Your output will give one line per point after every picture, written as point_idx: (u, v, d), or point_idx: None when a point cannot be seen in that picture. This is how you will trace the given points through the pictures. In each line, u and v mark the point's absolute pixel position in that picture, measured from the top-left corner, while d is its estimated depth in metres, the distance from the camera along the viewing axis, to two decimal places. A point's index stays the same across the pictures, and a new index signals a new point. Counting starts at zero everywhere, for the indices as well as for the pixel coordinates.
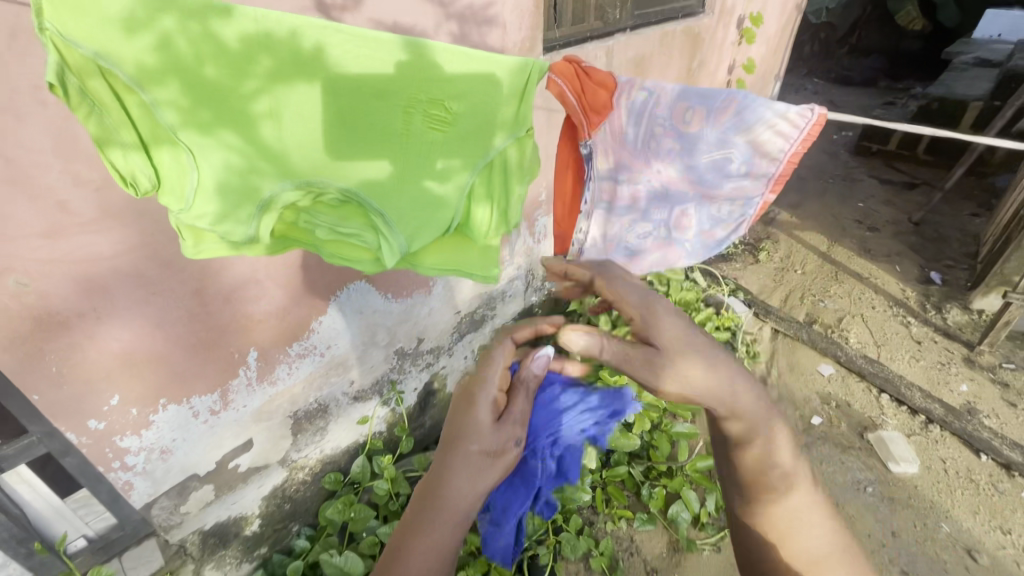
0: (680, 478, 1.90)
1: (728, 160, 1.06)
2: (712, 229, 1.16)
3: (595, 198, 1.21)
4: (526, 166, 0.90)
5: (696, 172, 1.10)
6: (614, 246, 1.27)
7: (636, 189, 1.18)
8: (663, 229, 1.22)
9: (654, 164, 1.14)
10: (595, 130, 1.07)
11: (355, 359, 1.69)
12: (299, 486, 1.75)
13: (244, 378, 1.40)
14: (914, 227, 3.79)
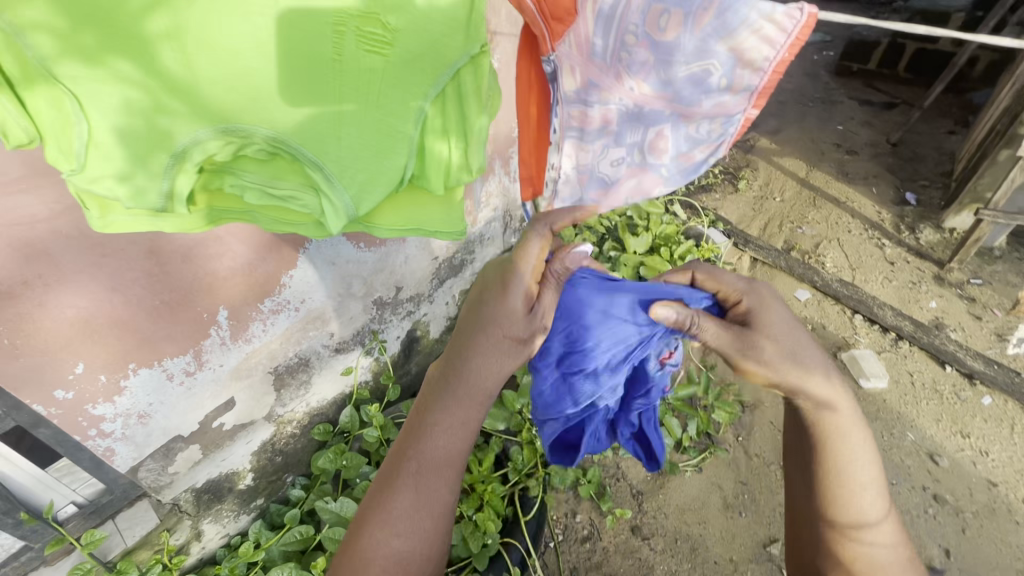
0: (662, 407, 1.95)
1: (708, 73, 0.94)
2: (689, 151, 1.07)
3: (564, 123, 1.15)
4: (483, 94, 0.85)
5: (672, 88, 0.99)
6: (588, 176, 1.23)
7: (607, 109, 1.10)
8: (637, 153, 1.14)
9: (626, 81, 1.04)
10: (558, 42, 1.01)
11: (332, 311, 1.65)
12: (288, 440, 1.75)
13: (216, 337, 1.35)
14: (891, 148, 3.77)
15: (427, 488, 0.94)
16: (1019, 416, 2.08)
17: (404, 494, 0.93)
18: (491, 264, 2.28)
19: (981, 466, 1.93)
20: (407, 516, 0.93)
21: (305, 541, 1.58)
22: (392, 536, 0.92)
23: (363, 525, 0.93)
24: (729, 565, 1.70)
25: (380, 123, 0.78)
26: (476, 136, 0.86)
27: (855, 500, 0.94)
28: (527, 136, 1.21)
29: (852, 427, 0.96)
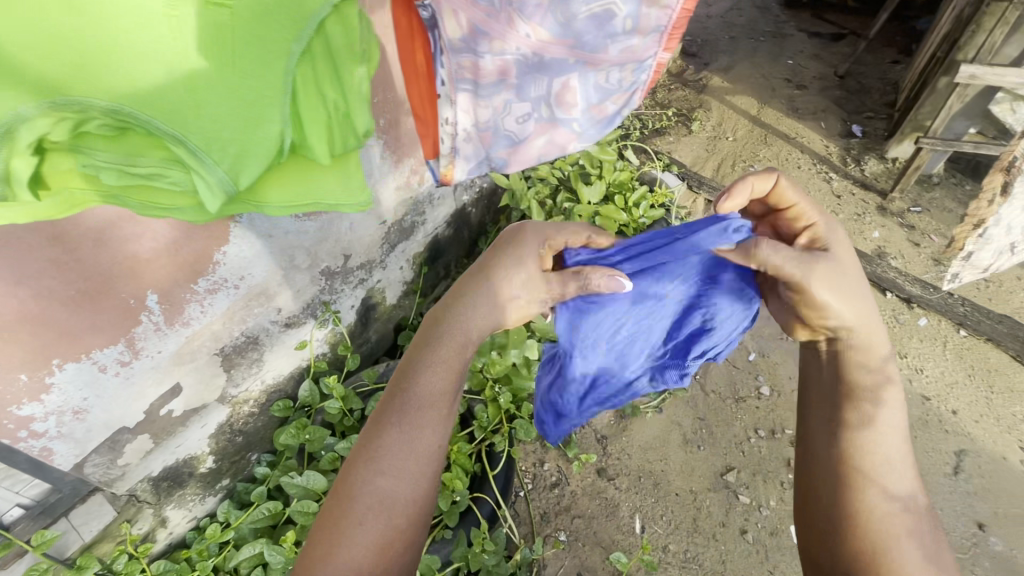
0: None
1: (612, 13, 0.86)
2: (602, 101, 1.00)
3: (455, 74, 0.95)
4: (354, 49, 0.81)
5: (574, 31, 0.89)
6: (492, 134, 1.06)
7: (505, 59, 0.93)
8: (544, 108, 1.02)
9: (520, 26, 0.88)
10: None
11: (276, 286, 1.58)
12: (247, 419, 1.71)
13: (149, 323, 1.27)
14: (839, 81, 3.79)
15: (418, 427, 0.96)
16: (951, 334, 2.22)
17: (394, 433, 0.94)
18: (444, 224, 2.20)
19: (916, 383, 2.07)
20: (399, 454, 0.93)
21: (273, 516, 1.58)
22: (381, 473, 0.91)
23: (352, 466, 0.93)
24: (689, 495, 1.80)
25: (242, 84, 0.70)
26: (354, 92, 0.83)
27: (880, 443, 0.97)
28: (415, 92, 1.01)
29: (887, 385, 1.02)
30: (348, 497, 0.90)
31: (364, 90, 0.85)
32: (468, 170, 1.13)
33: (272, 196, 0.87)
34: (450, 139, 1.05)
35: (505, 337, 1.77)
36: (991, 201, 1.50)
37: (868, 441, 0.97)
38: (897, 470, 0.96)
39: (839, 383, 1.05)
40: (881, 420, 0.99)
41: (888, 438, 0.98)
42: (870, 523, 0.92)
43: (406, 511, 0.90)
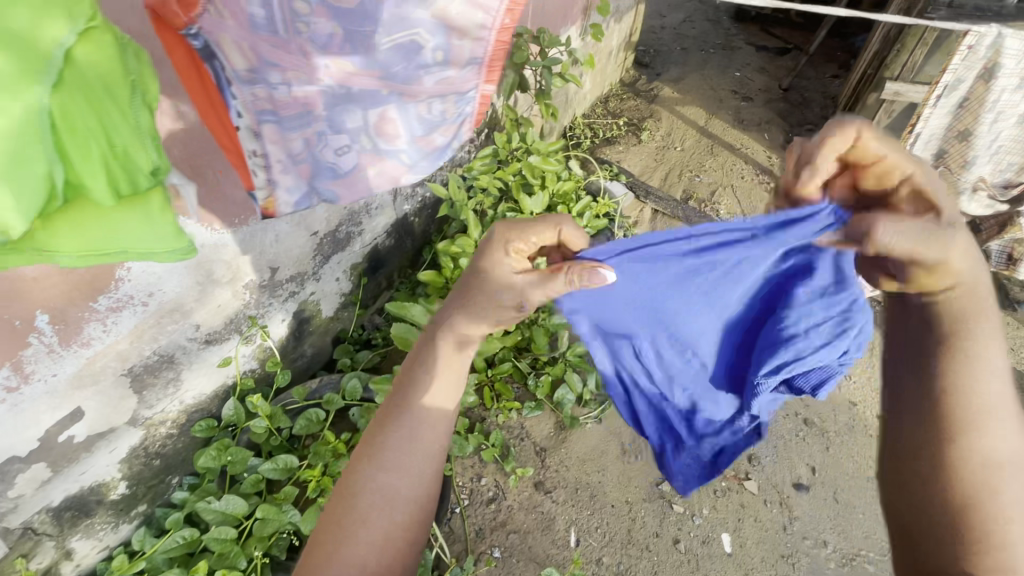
0: (561, 365, 1.98)
1: (421, 44, 0.72)
2: (434, 138, 0.84)
3: (251, 105, 0.73)
4: (131, 86, 0.68)
5: (377, 62, 0.73)
6: (313, 170, 0.84)
7: (303, 92, 0.74)
8: (366, 140, 0.82)
9: (316, 56, 0.71)
10: (195, 9, 0.64)
11: (193, 301, 1.50)
12: (165, 441, 1.62)
13: (39, 345, 1.19)
14: (782, 94, 3.93)
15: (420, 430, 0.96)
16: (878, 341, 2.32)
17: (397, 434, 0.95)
18: (384, 233, 2.14)
19: (844, 389, 2.15)
20: (399, 453, 0.94)
21: (189, 544, 1.50)
22: (387, 474, 0.92)
23: (359, 459, 0.94)
24: (625, 506, 1.81)
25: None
26: (136, 126, 0.69)
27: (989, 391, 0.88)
28: (216, 124, 0.79)
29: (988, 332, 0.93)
30: (353, 494, 0.90)
31: (149, 124, 0.71)
32: (296, 208, 0.88)
33: (61, 244, 0.75)
34: (262, 175, 0.81)
35: None
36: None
37: (971, 391, 0.88)
38: (1004, 419, 0.87)
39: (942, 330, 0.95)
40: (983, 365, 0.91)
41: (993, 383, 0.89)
42: (973, 471, 0.83)
43: (407, 509, 0.91)
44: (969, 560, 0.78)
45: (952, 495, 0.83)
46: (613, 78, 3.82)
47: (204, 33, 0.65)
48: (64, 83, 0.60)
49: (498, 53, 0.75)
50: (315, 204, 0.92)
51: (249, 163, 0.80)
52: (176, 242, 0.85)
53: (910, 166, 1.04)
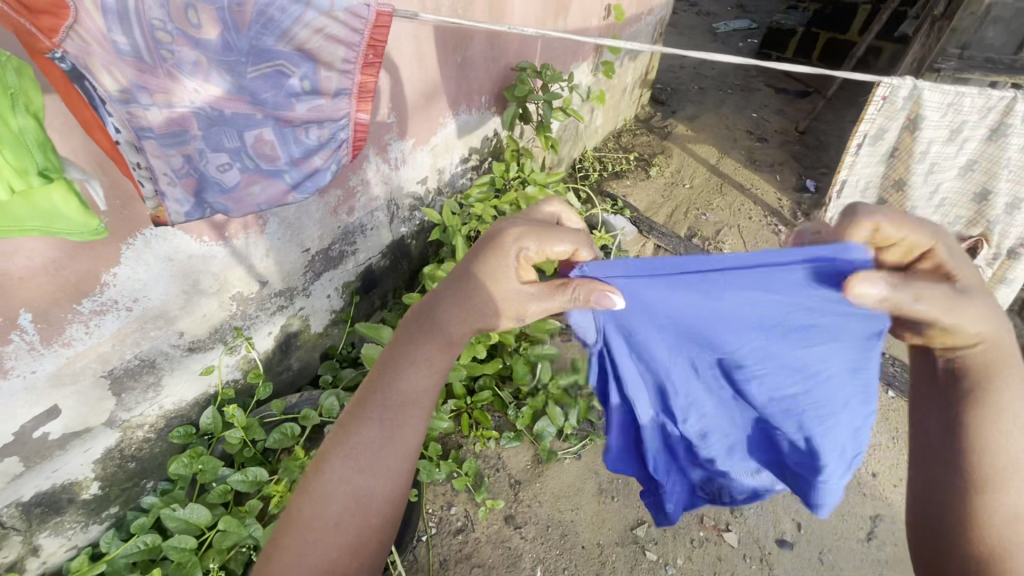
0: (543, 396, 1.92)
1: (286, 75, 0.91)
2: (307, 155, 1.01)
3: (130, 124, 0.84)
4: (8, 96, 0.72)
5: (247, 89, 0.90)
6: (198, 181, 0.96)
7: (177, 112, 0.86)
8: (246, 159, 0.98)
9: (184, 81, 0.85)
10: (58, 35, 0.72)
11: (178, 309, 1.55)
12: (141, 445, 1.65)
13: (21, 343, 1.25)
14: (798, 136, 3.90)
15: (395, 431, 0.85)
16: (880, 394, 2.23)
17: (373, 433, 0.85)
18: (379, 254, 2.18)
19: None
20: (375, 455, 0.84)
21: (150, 550, 1.52)
22: (358, 472, 0.83)
23: (329, 454, 0.84)
24: (596, 549, 1.74)
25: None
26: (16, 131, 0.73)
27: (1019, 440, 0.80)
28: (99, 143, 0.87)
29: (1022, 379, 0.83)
30: (317, 497, 0.81)
31: (33, 131, 0.75)
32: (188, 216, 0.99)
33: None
34: (150, 185, 0.92)
35: None
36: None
37: (994, 446, 0.81)
38: None
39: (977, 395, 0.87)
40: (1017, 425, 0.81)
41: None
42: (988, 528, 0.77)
43: (381, 510, 0.84)
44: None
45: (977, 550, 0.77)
46: (627, 114, 3.88)
47: (70, 57, 0.74)
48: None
49: (355, 86, 0.95)
50: (206, 215, 1.03)
51: (134, 175, 0.90)
52: (85, 230, 0.90)
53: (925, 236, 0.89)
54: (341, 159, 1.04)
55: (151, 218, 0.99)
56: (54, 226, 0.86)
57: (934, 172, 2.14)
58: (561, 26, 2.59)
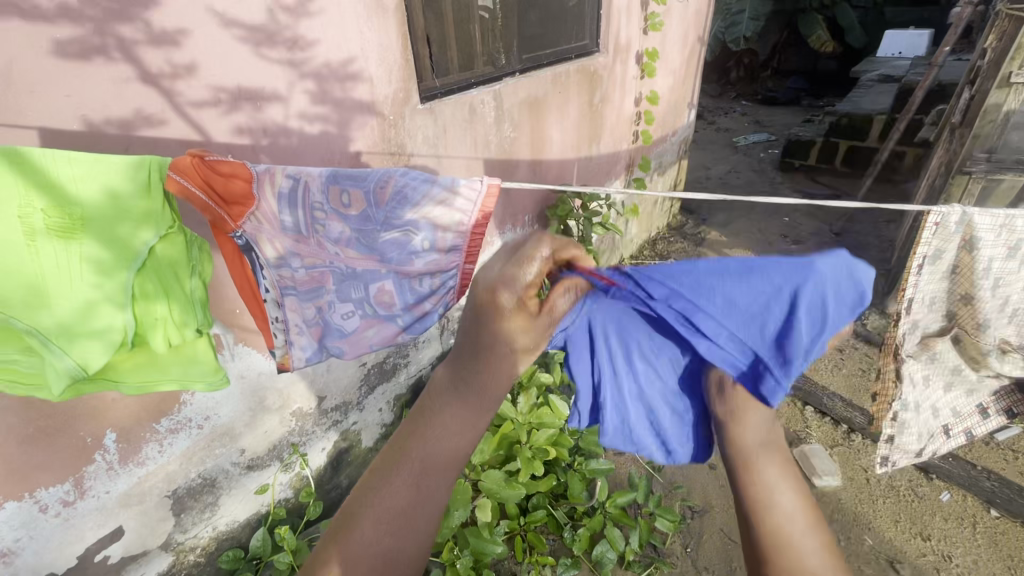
0: (600, 517, 1.81)
1: (409, 238, 0.99)
2: (419, 300, 1.08)
3: (278, 284, 1.09)
4: (183, 262, 0.97)
5: (377, 251, 1.02)
6: (322, 330, 1.15)
7: (317, 271, 1.08)
8: (367, 306, 1.11)
9: (329, 246, 1.04)
10: (242, 219, 1.00)
11: (244, 426, 1.60)
12: (191, 569, 1.63)
13: (101, 463, 1.31)
14: (834, 237, 3.95)
15: (428, 493, 0.70)
16: (981, 514, 1.98)
17: (403, 487, 0.70)
18: (430, 366, 2.23)
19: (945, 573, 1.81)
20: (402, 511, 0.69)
21: None
22: (388, 534, 0.68)
23: (358, 508, 0.70)
24: None
25: (77, 297, 0.87)
26: (190, 293, 1.00)
27: (794, 499, 0.73)
28: (249, 301, 1.12)
29: (761, 426, 0.79)
30: (341, 562, 0.67)
31: (199, 292, 1.02)
32: (308, 361, 1.18)
33: (124, 378, 1.02)
34: (281, 338, 1.14)
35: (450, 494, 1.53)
36: (895, 380, 1.37)
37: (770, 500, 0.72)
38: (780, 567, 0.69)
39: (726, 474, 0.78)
40: (776, 487, 0.73)
41: (788, 508, 0.72)
42: None
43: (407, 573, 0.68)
44: None
45: None
46: (660, 223, 4.06)
47: (246, 234, 1.02)
48: (143, 269, 0.92)
49: (466, 247, 1.00)
50: (324, 358, 1.21)
51: (272, 327, 1.12)
52: (212, 376, 1.09)
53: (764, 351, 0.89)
54: (448, 302, 1.08)
55: (277, 365, 1.17)
56: (188, 371, 1.06)
57: (1000, 285, 1.26)
58: (595, 152, 2.84)
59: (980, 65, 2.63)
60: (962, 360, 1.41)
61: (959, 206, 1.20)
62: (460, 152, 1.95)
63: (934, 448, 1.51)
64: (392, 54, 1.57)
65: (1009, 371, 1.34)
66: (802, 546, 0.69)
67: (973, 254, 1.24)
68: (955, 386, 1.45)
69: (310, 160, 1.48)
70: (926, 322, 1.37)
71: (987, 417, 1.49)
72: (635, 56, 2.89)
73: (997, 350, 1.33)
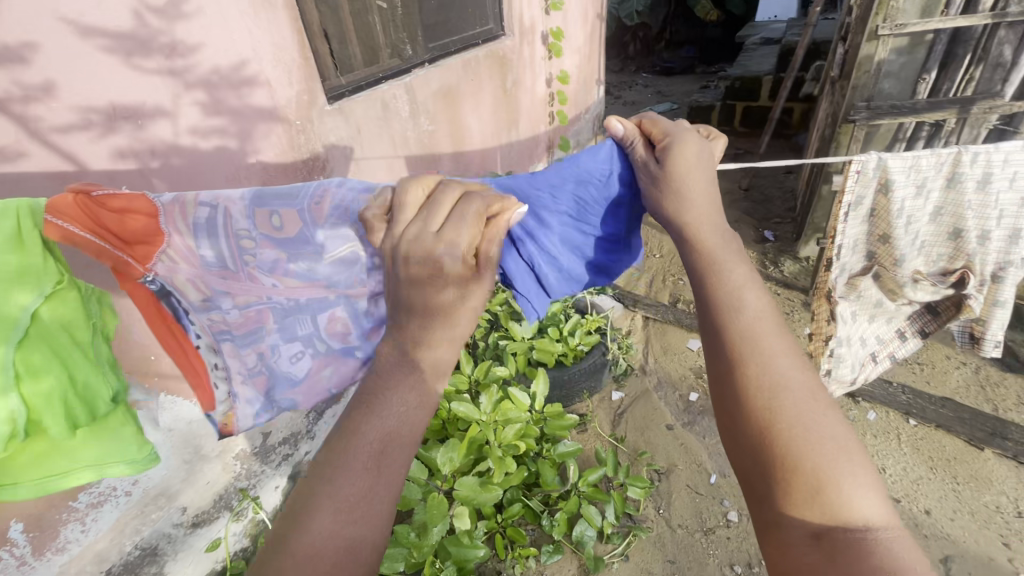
0: (574, 498, 1.81)
1: (356, 255, 0.96)
2: (378, 326, 1.02)
3: (210, 329, 0.99)
4: (77, 323, 0.82)
5: (323, 275, 0.97)
6: (269, 378, 1.05)
7: (251, 310, 0.99)
8: (317, 343, 1.03)
9: (264, 279, 0.96)
10: (150, 261, 0.89)
11: (181, 483, 1.44)
12: None
13: (9, 560, 1.12)
14: (744, 193, 4.21)
15: (385, 474, 0.67)
16: (902, 425, 2.22)
17: (362, 477, 0.66)
18: None
19: (882, 485, 2.00)
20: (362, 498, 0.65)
21: None
22: (349, 524, 0.63)
23: (312, 498, 0.64)
24: None
25: None
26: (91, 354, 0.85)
27: (759, 309, 0.77)
28: (173, 351, 1.00)
29: (716, 233, 0.87)
30: (299, 556, 0.61)
31: (105, 352, 0.90)
32: (255, 418, 1.08)
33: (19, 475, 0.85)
34: (222, 388, 1.04)
35: (424, 511, 1.46)
36: (829, 320, 1.48)
37: (734, 305, 0.77)
38: (755, 377, 0.71)
39: (693, 284, 0.84)
40: (742, 290, 0.80)
41: (756, 316, 0.77)
42: (766, 385, 0.70)
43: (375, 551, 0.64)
44: (756, 435, 0.68)
45: (758, 407, 0.69)
46: None
47: (159, 278, 0.91)
48: (27, 340, 0.75)
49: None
50: (274, 413, 1.11)
51: (211, 373, 1.02)
52: (136, 451, 0.96)
53: (686, 141, 0.94)
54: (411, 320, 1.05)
55: (220, 429, 1.07)
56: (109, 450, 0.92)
57: (910, 223, 1.42)
58: (514, 137, 2.81)
59: (848, 21, 2.87)
60: (883, 294, 1.54)
61: (874, 154, 1.34)
62: (378, 152, 1.84)
63: (866, 377, 1.63)
64: (288, 53, 1.44)
65: (921, 297, 1.49)
66: (770, 352, 0.73)
67: (889, 196, 1.37)
68: (876, 316, 1.58)
69: (212, 179, 1.33)
70: (850, 263, 1.51)
71: (906, 339, 1.62)
72: (540, 37, 2.88)
73: (911, 280, 1.48)
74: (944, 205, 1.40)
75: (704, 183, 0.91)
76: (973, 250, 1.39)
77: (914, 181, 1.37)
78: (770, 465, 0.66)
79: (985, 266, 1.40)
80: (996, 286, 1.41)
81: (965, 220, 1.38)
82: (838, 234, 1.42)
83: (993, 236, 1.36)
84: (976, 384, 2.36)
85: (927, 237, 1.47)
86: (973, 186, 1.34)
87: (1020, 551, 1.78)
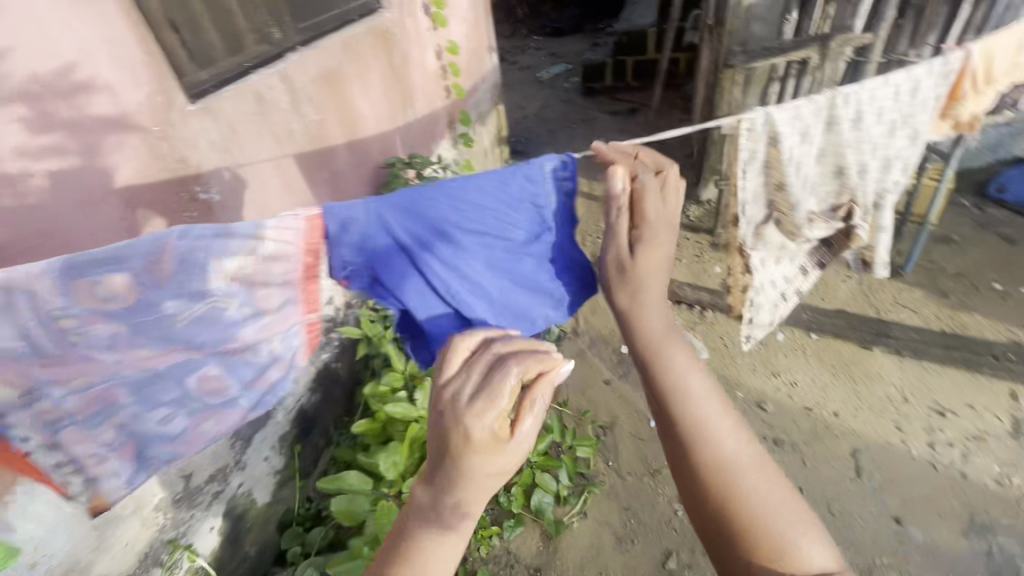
0: (527, 470, 1.87)
1: (221, 309, 0.97)
2: (259, 372, 1.08)
3: (38, 425, 0.83)
4: None
5: (183, 338, 0.93)
6: (135, 446, 0.94)
7: (96, 388, 0.86)
8: (190, 399, 0.99)
9: (103, 354, 0.84)
10: None
11: (92, 552, 1.28)
12: None
13: None
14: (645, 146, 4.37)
15: None
16: (806, 340, 2.46)
17: None
18: (308, 391, 1.93)
19: (796, 397, 2.22)
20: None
21: None
22: None
23: None
24: None
25: None
26: None
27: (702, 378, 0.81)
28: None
29: (658, 318, 0.90)
30: None
31: None
32: (124, 489, 0.98)
33: None
34: (78, 476, 0.91)
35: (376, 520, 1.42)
36: (744, 271, 1.59)
37: (680, 386, 0.79)
38: (713, 459, 0.74)
39: (639, 369, 0.85)
40: (686, 369, 0.82)
41: (700, 389, 0.79)
42: (724, 464, 0.73)
43: None
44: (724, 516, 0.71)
45: (722, 488, 0.72)
46: None
47: None
48: None
49: (302, 277, 1.08)
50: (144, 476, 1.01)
51: (55, 473, 0.89)
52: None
53: (663, 235, 1.00)
54: (295, 363, 1.15)
55: (88, 512, 0.97)
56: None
57: (801, 169, 1.49)
58: (411, 117, 2.69)
59: None
60: (786, 237, 1.61)
61: (760, 110, 1.38)
62: (261, 151, 1.68)
63: (781, 315, 1.76)
64: (128, 50, 1.25)
65: (817, 235, 1.60)
66: (721, 430, 0.76)
67: (779, 147, 1.42)
68: (783, 258, 1.66)
69: (59, 207, 1.14)
70: (754, 215, 1.53)
71: (809, 274, 1.75)
72: (421, 7, 2.74)
73: (807, 220, 1.59)
74: (827, 147, 1.49)
75: (664, 273, 0.97)
76: (855, 185, 1.55)
77: (799, 126, 1.42)
78: (743, 543, 0.69)
79: (866, 196, 1.59)
80: (878, 212, 1.62)
81: (845, 157, 1.50)
82: (741, 192, 1.46)
83: (869, 167, 1.54)
84: (861, 292, 2.67)
85: (818, 179, 1.56)
86: (846, 126, 1.46)
87: (910, 431, 2.06)
